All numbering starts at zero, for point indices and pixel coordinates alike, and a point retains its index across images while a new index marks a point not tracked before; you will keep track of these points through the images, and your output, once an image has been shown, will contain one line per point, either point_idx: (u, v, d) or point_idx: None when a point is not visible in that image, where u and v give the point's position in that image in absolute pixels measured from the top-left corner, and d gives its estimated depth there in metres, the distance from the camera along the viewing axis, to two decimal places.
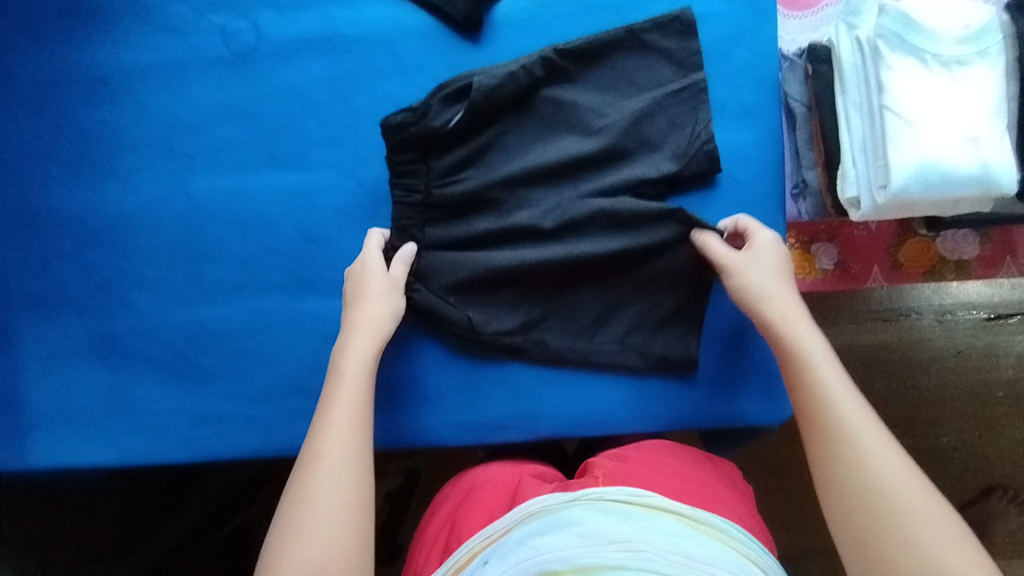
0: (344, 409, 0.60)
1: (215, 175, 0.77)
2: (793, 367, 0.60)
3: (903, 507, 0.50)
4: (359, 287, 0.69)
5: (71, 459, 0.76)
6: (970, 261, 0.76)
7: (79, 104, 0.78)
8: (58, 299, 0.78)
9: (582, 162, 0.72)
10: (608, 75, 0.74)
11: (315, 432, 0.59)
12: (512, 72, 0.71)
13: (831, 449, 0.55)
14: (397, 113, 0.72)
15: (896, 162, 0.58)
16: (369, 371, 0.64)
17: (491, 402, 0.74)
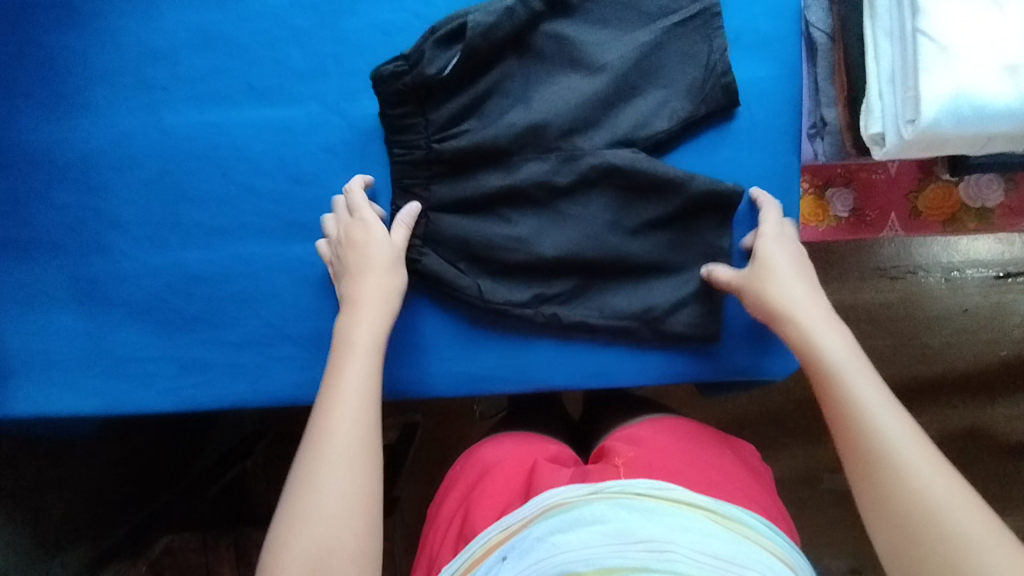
0: (353, 386, 0.57)
1: (191, 110, 0.71)
2: (822, 378, 0.57)
3: (963, 543, 0.44)
4: (356, 252, 0.64)
5: (53, 407, 0.74)
6: (992, 208, 0.72)
7: (40, 28, 0.71)
8: (28, 242, 0.73)
9: (592, 105, 0.67)
10: (612, 5, 0.68)
11: (320, 414, 0.56)
12: (510, 8, 0.65)
13: (875, 474, 0.50)
14: (389, 62, 0.66)
15: (928, 93, 0.52)
16: (379, 345, 0.61)
17: (492, 358, 0.71)
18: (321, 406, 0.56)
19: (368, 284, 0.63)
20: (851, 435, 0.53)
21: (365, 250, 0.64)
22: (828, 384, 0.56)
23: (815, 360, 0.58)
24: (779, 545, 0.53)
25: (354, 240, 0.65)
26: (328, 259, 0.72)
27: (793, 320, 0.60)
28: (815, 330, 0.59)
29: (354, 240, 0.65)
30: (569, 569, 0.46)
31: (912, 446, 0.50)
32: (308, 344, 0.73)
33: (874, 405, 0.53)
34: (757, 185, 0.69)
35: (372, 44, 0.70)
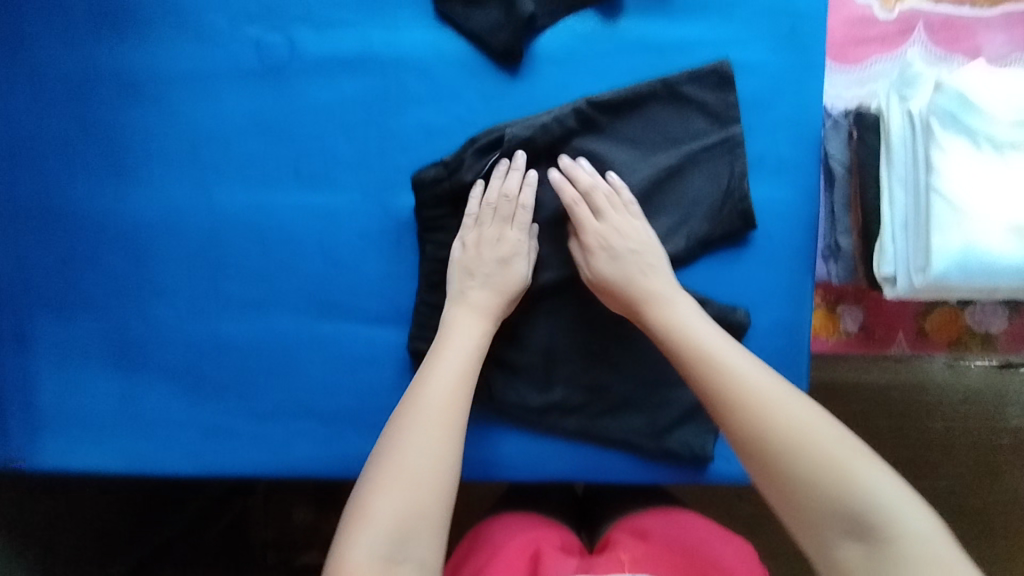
0: (436, 387, 0.61)
1: (240, 190, 0.75)
2: (696, 360, 0.60)
3: (830, 457, 0.52)
4: (494, 269, 0.68)
5: (80, 461, 0.76)
6: (996, 335, 0.75)
7: (107, 107, 0.75)
8: (74, 302, 0.77)
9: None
10: (639, 125, 0.72)
11: (415, 389, 0.61)
12: (545, 124, 0.70)
13: (747, 418, 0.55)
14: (428, 167, 0.73)
15: (939, 247, 0.55)
16: (473, 351, 0.65)
17: (509, 444, 0.75)
18: (416, 385, 0.62)
19: (490, 300, 0.67)
20: (724, 396, 0.57)
21: (507, 277, 0.68)
22: (692, 350, 0.61)
23: (688, 341, 0.61)
24: None
25: (505, 261, 0.68)
26: (356, 338, 0.75)
27: (654, 299, 0.65)
28: (673, 309, 0.64)
29: (501, 258, 0.68)
30: None
31: (766, 383, 0.57)
32: (330, 418, 0.76)
33: (733, 360, 0.59)
34: (769, 299, 0.72)
35: (415, 142, 0.73)
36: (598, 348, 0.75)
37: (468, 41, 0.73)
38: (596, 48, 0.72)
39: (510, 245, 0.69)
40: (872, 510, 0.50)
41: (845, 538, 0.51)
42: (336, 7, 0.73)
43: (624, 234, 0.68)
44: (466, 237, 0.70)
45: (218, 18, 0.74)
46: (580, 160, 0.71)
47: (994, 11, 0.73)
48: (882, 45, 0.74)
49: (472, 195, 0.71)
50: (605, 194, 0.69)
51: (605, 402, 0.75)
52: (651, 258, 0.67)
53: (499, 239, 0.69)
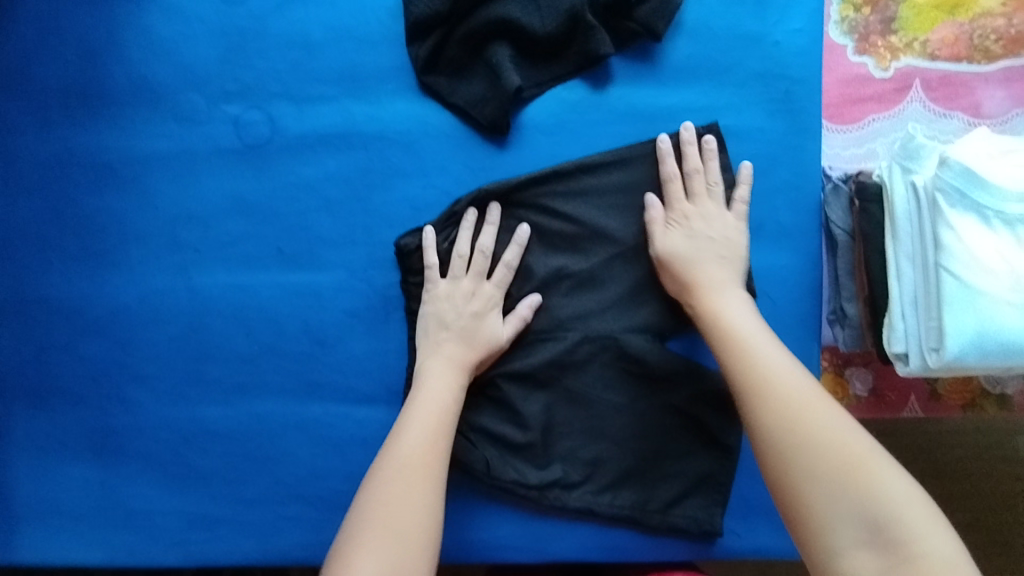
0: (414, 439, 0.61)
1: (222, 271, 0.72)
2: (735, 347, 0.60)
3: (851, 463, 0.51)
4: (468, 323, 0.67)
5: (61, 558, 0.73)
6: (1011, 395, 0.73)
7: (83, 190, 0.73)
8: (51, 392, 0.74)
9: (603, 283, 0.71)
10: (629, 189, 0.70)
11: (394, 442, 0.61)
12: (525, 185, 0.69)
13: (775, 412, 0.55)
14: (410, 235, 0.70)
15: (953, 328, 0.53)
16: (450, 405, 0.64)
17: (507, 529, 0.72)
18: (393, 437, 0.62)
19: (463, 353, 0.67)
20: (752, 388, 0.57)
21: (481, 333, 0.67)
22: (727, 342, 0.61)
23: (729, 328, 0.62)
24: None
25: (478, 317, 0.68)
26: (344, 420, 0.73)
27: (702, 286, 0.65)
28: (718, 298, 0.64)
29: (474, 313, 0.68)
30: None
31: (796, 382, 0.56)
32: (320, 504, 0.73)
33: (767, 357, 0.59)
34: None
35: (401, 217, 0.71)
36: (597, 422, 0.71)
37: (453, 113, 0.71)
38: (585, 117, 0.71)
39: (483, 298, 0.68)
40: (888, 521, 0.48)
41: (856, 547, 0.49)
42: (318, 83, 0.71)
43: (712, 221, 0.67)
44: (436, 289, 0.68)
45: (196, 97, 0.72)
46: (705, 138, 0.68)
47: (993, 67, 0.72)
48: (880, 103, 0.72)
49: (432, 246, 0.69)
50: (707, 180, 0.68)
51: (605, 478, 0.71)
52: (729, 252, 0.66)
53: (474, 292, 0.69)
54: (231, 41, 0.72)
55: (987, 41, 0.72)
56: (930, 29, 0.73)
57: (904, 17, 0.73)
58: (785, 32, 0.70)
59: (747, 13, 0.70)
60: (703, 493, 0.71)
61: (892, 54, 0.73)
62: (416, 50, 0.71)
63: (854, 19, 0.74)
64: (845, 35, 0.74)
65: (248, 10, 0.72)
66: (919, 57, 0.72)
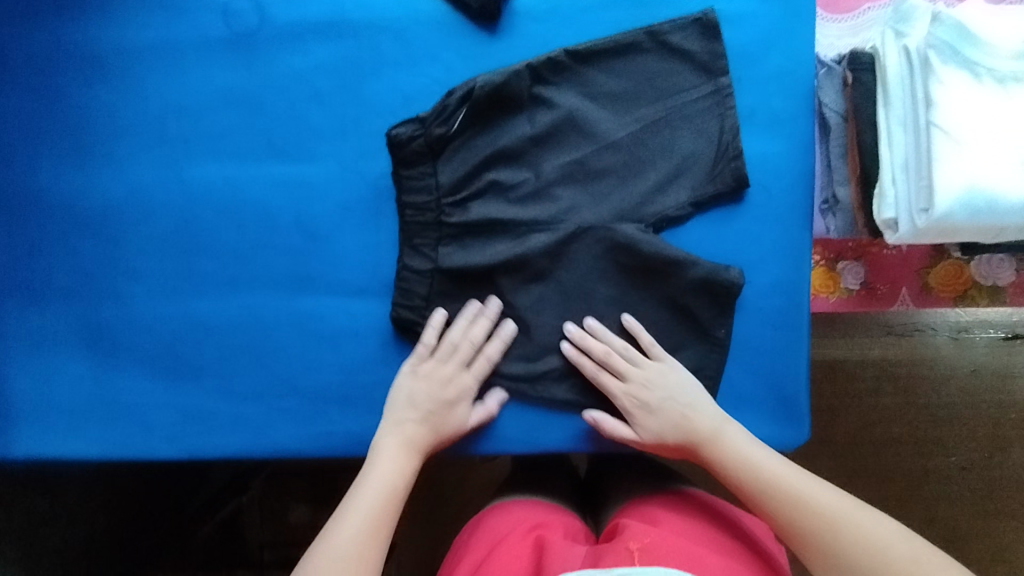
0: (353, 528, 0.57)
1: (213, 164, 0.72)
2: (756, 486, 0.60)
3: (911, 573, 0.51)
4: (438, 409, 0.66)
5: (53, 452, 0.74)
6: (1003, 287, 0.73)
7: (71, 83, 0.73)
8: (43, 286, 0.74)
9: (598, 173, 0.70)
10: (625, 76, 0.69)
11: (328, 532, 0.57)
12: (517, 71, 0.68)
13: (818, 538, 0.55)
14: (403, 126, 0.69)
15: (942, 185, 0.53)
16: (393, 493, 0.61)
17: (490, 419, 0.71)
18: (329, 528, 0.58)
19: (420, 434, 0.65)
20: (793, 525, 0.57)
21: (447, 422, 0.66)
22: (756, 484, 0.60)
23: (745, 465, 0.61)
24: None
25: (448, 404, 0.67)
26: (338, 313, 0.73)
27: (699, 434, 0.64)
28: (728, 439, 0.63)
29: (446, 400, 0.67)
30: None
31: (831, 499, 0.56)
32: (313, 396, 0.73)
33: (795, 484, 0.58)
34: (766, 257, 0.70)
35: (392, 108, 0.71)
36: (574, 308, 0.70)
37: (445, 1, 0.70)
38: (576, 4, 0.70)
39: (459, 387, 0.67)
40: None
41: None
42: None
43: (655, 384, 0.67)
44: (419, 365, 0.68)
45: None
46: (625, 319, 0.69)
47: None
48: None
49: (432, 324, 0.69)
50: (639, 352, 0.68)
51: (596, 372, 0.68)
52: (685, 397, 0.66)
53: (451, 378, 0.67)
54: None
55: None
56: None
57: None
58: None
59: None
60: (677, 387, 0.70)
61: None
62: None
63: None
64: None
65: None
66: None
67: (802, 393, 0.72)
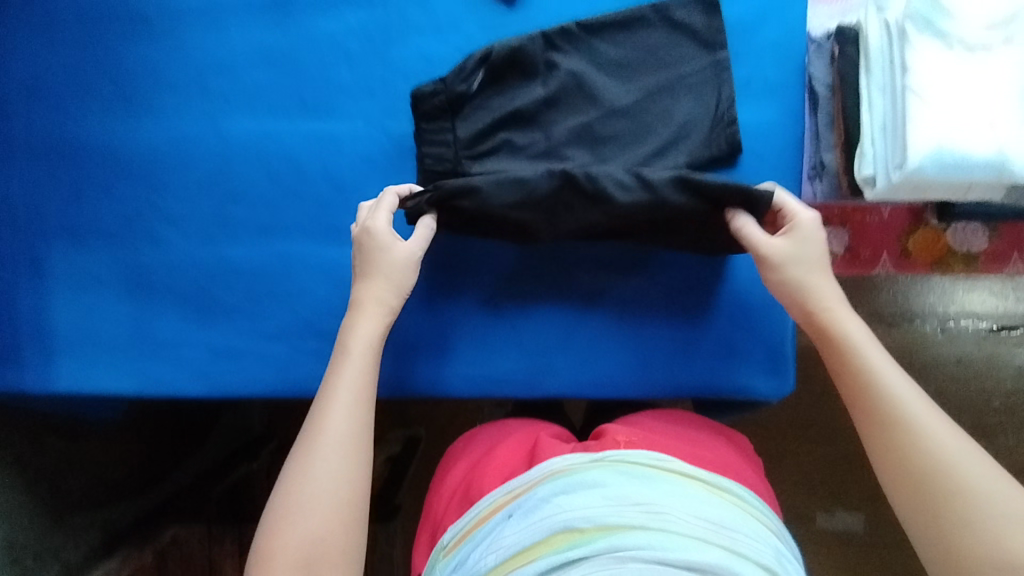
0: (349, 376, 0.63)
1: (248, 118, 0.78)
2: (848, 355, 0.60)
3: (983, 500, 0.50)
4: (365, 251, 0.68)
5: (91, 384, 0.80)
6: (977, 254, 0.78)
7: (121, 42, 0.79)
8: (88, 229, 0.80)
9: (604, 135, 0.74)
10: (631, 46, 0.75)
11: (329, 383, 0.63)
12: (531, 38, 0.74)
13: (899, 433, 0.55)
14: (427, 84, 0.75)
15: (914, 141, 0.58)
16: (376, 347, 0.66)
17: (472, 360, 0.78)
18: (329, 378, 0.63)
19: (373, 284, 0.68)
20: (877, 413, 0.57)
21: (376, 257, 0.68)
22: (850, 359, 0.60)
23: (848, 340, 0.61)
24: (758, 508, 0.59)
25: (369, 243, 0.68)
26: None
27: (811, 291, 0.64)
28: (838, 313, 0.63)
29: (367, 238, 0.68)
30: (571, 525, 0.52)
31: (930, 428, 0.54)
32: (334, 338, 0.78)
33: (896, 382, 0.57)
34: None
35: (415, 70, 0.76)
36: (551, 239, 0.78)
37: None
38: None
39: (373, 226, 0.69)
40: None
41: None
42: None
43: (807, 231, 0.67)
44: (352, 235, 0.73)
45: None
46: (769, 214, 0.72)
47: None
48: None
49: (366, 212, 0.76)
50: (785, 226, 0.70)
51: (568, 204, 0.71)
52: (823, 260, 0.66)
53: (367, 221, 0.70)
54: None
55: None
56: None
57: None
58: None
59: None
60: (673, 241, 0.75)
61: None
62: None
63: None
64: None
65: None
66: None
67: (788, 347, 0.78)
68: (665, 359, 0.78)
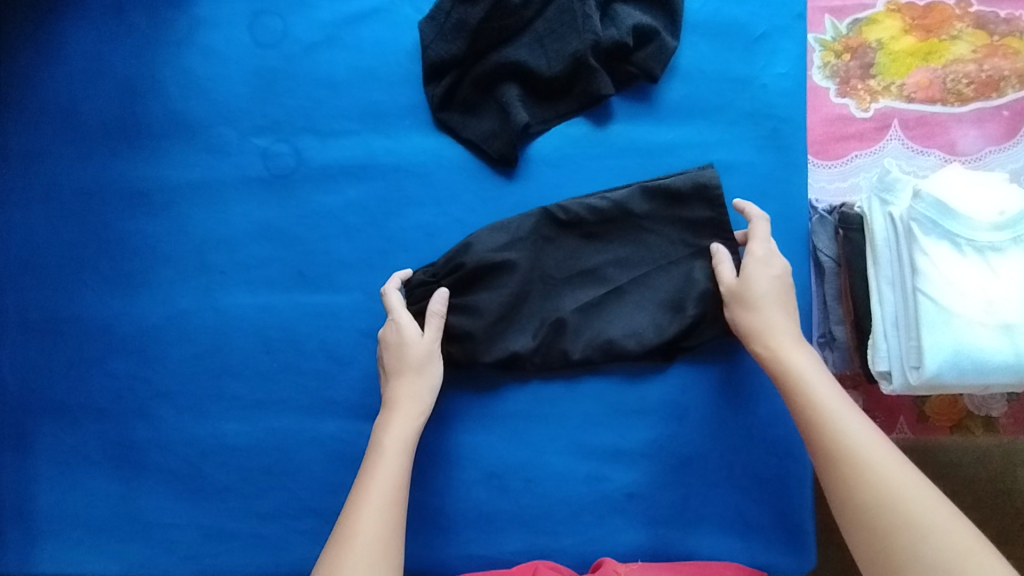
0: (380, 482, 0.63)
1: (245, 292, 0.77)
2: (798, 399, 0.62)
3: (935, 532, 0.50)
4: (394, 350, 0.70)
5: (76, 569, 0.76)
6: (997, 418, 0.76)
7: (119, 216, 0.78)
8: (78, 406, 0.78)
9: (601, 302, 0.74)
10: (624, 234, 0.74)
11: (365, 477, 0.64)
12: (525, 223, 0.73)
13: (850, 472, 0.56)
14: (421, 269, 0.74)
15: (930, 346, 0.58)
16: (410, 448, 0.66)
17: (478, 540, 0.74)
18: (364, 472, 0.64)
19: (399, 383, 0.69)
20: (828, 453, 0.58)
21: (403, 353, 0.69)
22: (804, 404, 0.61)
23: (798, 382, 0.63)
24: None
25: (398, 343, 0.69)
26: (357, 437, 0.75)
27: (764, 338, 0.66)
28: (789, 353, 0.64)
29: (397, 342, 0.69)
30: None
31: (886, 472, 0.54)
32: (330, 517, 0.74)
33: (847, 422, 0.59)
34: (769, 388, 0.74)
35: (415, 243, 0.76)
36: (553, 402, 0.75)
37: (466, 148, 0.76)
38: (588, 151, 0.75)
39: (395, 329, 0.70)
40: None
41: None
42: (343, 119, 0.77)
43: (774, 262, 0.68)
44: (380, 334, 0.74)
45: (228, 132, 0.78)
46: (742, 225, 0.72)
47: (965, 108, 0.77)
48: (861, 141, 0.77)
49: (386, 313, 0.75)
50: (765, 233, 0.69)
51: (558, 239, 0.74)
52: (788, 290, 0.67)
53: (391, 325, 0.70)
54: (261, 80, 0.78)
55: (958, 85, 0.78)
56: (906, 74, 0.78)
57: (881, 63, 0.79)
58: (772, 75, 0.74)
59: (737, 58, 0.75)
60: (703, 329, 0.73)
61: (872, 96, 0.78)
62: (432, 90, 0.77)
63: (836, 64, 0.80)
64: (828, 79, 0.79)
65: (279, 52, 0.79)
66: (896, 99, 0.78)
67: (808, 521, 0.74)
68: (677, 535, 0.74)
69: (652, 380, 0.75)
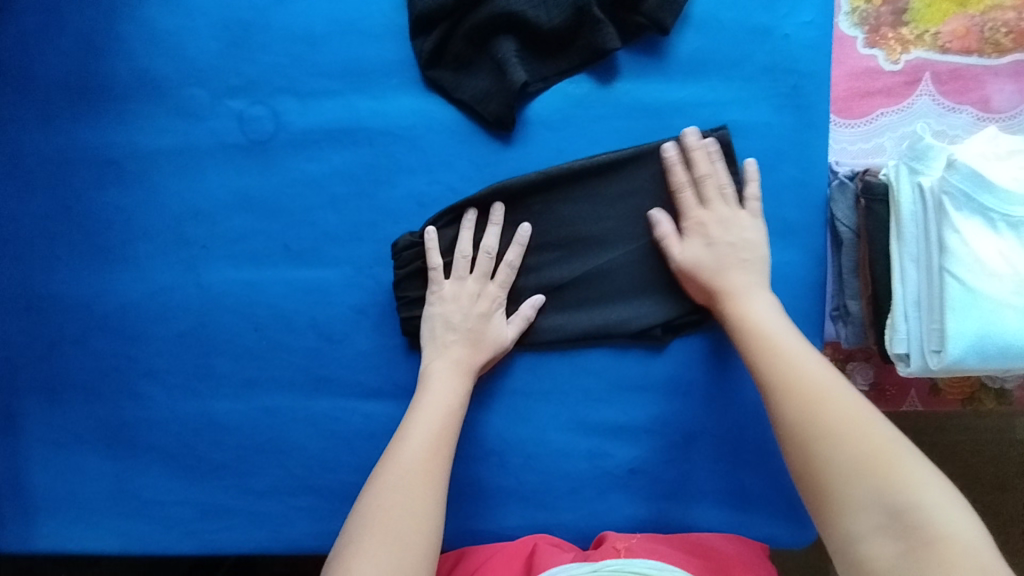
0: (421, 432, 0.62)
1: (229, 267, 0.73)
2: (747, 333, 0.62)
3: (868, 441, 0.51)
4: (475, 324, 0.68)
5: (75, 546, 0.75)
6: (1011, 389, 0.73)
7: (88, 187, 0.73)
8: (64, 386, 0.75)
9: (600, 274, 0.70)
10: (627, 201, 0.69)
11: (404, 428, 0.63)
12: (523, 187, 0.69)
13: (795, 400, 0.56)
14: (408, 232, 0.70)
15: (954, 330, 0.56)
16: (456, 408, 0.65)
17: (478, 515, 0.73)
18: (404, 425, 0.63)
19: (465, 354, 0.67)
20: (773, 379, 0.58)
21: (488, 331, 0.68)
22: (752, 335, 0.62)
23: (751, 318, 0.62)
24: None
25: (484, 317, 0.68)
26: (351, 415, 0.72)
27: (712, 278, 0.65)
28: (741, 290, 0.64)
29: (480, 314, 0.68)
30: None
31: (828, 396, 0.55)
32: (327, 495, 0.72)
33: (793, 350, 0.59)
34: None
35: (405, 213, 0.71)
36: (553, 378, 0.73)
37: (458, 109, 0.70)
38: (591, 112, 0.69)
39: (488, 299, 0.68)
40: (906, 503, 0.47)
41: (877, 533, 0.47)
42: (323, 78, 0.71)
43: (728, 224, 0.66)
44: (441, 290, 0.69)
45: (199, 93, 0.72)
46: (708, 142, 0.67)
47: (1003, 61, 0.70)
48: (888, 97, 0.71)
49: (435, 247, 0.68)
50: (716, 183, 0.67)
51: (710, 191, 0.67)
52: (746, 252, 0.65)
53: (478, 293, 0.69)
54: (232, 34, 0.72)
55: (997, 35, 0.71)
56: (941, 21, 0.71)
57: (914, 8, 0.72)
58: (795, 25, 0.68)
59: (757, 5, 0.68)
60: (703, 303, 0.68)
61: (902, 47, 0.71)
62: (420, 45, 0.70)
63: (865, 10, 0.72)
64: (856, 27, 0.72)
65: (250, 3, 0.72)
66: (929, 49, 0.71)
67: None
68: (680, 507, 0.73)
69: (655, 355, 0.72)
